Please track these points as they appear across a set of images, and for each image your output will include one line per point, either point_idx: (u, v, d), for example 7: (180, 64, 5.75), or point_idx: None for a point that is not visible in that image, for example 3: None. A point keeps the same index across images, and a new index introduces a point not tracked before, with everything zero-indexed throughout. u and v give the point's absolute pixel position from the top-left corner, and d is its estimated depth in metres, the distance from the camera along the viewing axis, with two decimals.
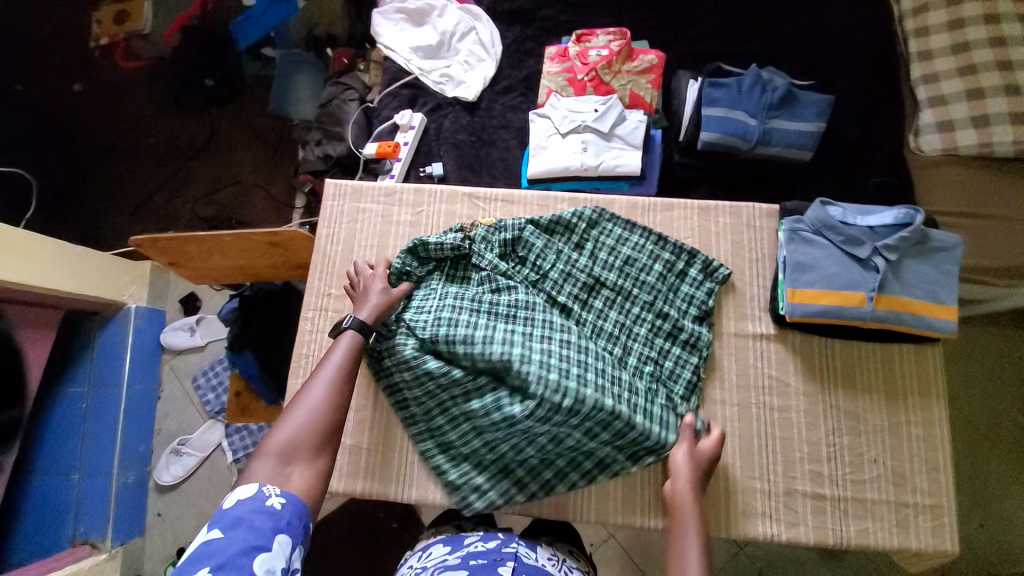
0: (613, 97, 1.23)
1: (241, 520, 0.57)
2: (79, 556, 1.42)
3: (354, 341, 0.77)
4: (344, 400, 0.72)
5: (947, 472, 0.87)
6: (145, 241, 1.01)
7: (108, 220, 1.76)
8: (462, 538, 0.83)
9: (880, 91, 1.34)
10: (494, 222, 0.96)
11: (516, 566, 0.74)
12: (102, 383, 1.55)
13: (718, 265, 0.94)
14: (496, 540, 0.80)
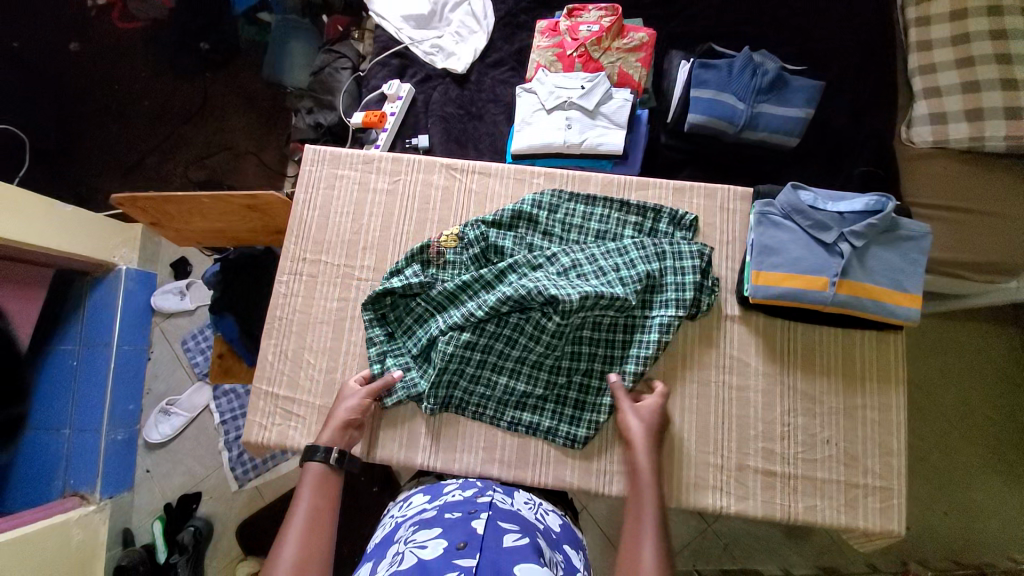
0: (601, 75, 1.22)
1: None
2: (68, 507, 1.46)
3: (324, 477, 0.75)
4: (319, 544, 0.68)
5: (899, 456, 0.89)
6: (126, 201, 1.03)
7: (100, 181, 1.77)
8: (441, 487, 0.86)
9: (874, 80, 1.32)
10: (459, 237, 0.95)
11: (489, 516, 0.72)
12: (93, 342, 1.59)
13: (685, 213, 0.96)
14: (474, 489, 0.82)
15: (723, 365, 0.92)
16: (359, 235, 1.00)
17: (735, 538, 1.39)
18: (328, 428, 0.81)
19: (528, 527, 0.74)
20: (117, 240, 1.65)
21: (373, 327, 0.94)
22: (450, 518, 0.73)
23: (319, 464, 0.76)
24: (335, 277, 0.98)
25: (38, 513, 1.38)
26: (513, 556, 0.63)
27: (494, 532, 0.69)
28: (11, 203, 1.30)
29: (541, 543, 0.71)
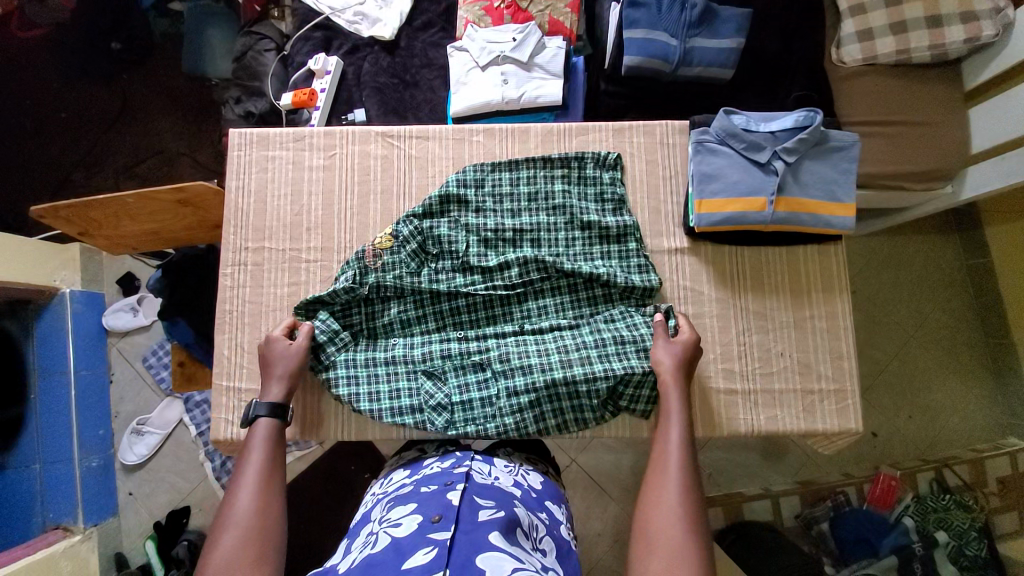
0: (531, 24, 1.19)
1: None
2: (52, 540, 1.43)
3: (269, 430, 0.75)
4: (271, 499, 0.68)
5: (849, 358, 0.95)
6: (46, 211, 0.97)
7: (26, 202, 1.66)
8: (421, 460, 0.84)
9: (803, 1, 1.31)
10: (392, 241, 0.93)
11: (466, 487, 0.73)
12: (49, 372, 1.53)
13: (608, 154, 0.96)
14: (453, 459, 0.82)
15: (678, 297, 0.95)
16: (300, 216, 0.97)
17: (720, 468, 1.46)
18: (273, 383, 0.80)
19: (504, 493, 0.75)
20: (57, 261, 1.56)
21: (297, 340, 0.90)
22: (426, 492, 0.73)
23: (270, 418, 0.76)
24: (282, 262, 0.95)
25: (22, 550, 1.34)
26: (487, 528, 0.64)
27: (470, 503, 0.69)
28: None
29: (518, 509, 0.71)
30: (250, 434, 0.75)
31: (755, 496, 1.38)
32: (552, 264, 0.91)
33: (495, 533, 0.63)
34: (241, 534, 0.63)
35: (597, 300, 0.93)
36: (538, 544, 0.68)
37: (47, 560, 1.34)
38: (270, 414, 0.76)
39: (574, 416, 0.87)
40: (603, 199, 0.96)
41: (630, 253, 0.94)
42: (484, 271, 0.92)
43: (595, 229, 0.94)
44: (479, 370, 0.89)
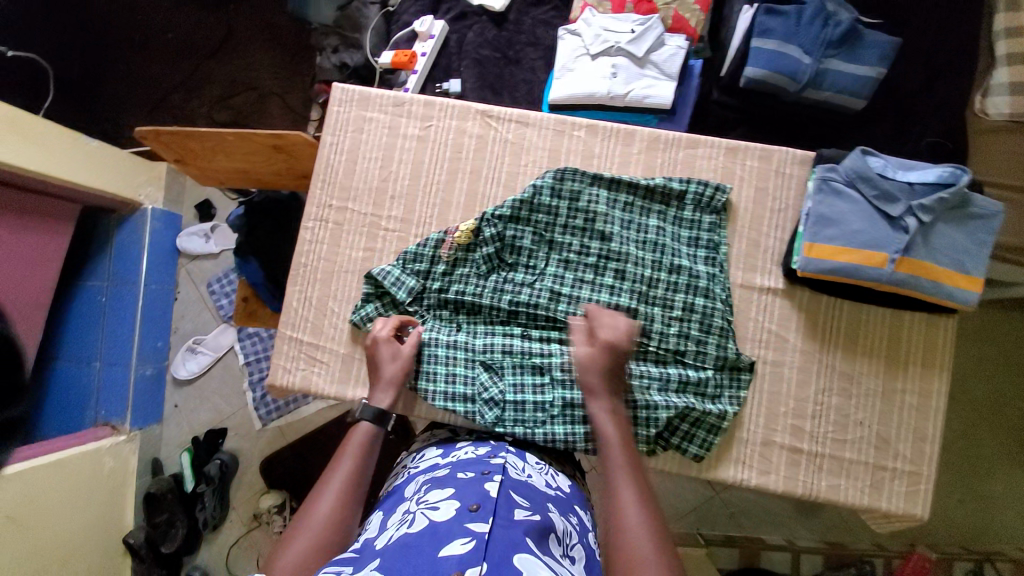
0: (654, 17, 1.11)
1: None
2: (100, 434, 1.54)
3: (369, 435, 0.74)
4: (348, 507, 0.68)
5: (934, 443, 0.87)
6: (149, 134, 1.00)
7: (127, 116, 1.74)
8: (455, 442, 0.84)
9: (958, 40, 1.16)
10: (470, 237, 0.89)
11: (503, 480, 0.70)
12: (121, 280, 1.62)
13: (717, 190, 0.88)
14: (487, 447, 0.80)
15: (761, 340, 0.88)
16: (387, 183, 0.96)
17: (744, 510, 1.42)
18: (379, 387, 0.80)
19: (540, 495, 0.72)
20: (142, 178, 1.65)
21: (367, 305, 0.91)
22: (463, 480, 0.71)
23: (371, 424, 0.75)
24: (362, 226, 0.95)
25: (73, 440, 1.46)
26: (523, 527, 0.61)
27: (508, 499, 0.66)
28: (24, 128, 1.25)
29: (552, 512, 0.69)
30: (350, 433, 0.74)
31: (775, 546, 1.31)
32: (626, 308, 0.87)
33: (532, 536, 0.61)
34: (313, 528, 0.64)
35: (666, 358, 0.87)
36: (569, 551, 0.65)
37: (92, 451, 1.46)
38: (371, 419, 0.76)
39: (625, 440, 0.83)
40: (696, 243, 0.89)
41: (714, 311, 0.87)
42: (557, 296, 0.88)
43: (685, 275, 0.87)
44: (537, 373, 0.87)
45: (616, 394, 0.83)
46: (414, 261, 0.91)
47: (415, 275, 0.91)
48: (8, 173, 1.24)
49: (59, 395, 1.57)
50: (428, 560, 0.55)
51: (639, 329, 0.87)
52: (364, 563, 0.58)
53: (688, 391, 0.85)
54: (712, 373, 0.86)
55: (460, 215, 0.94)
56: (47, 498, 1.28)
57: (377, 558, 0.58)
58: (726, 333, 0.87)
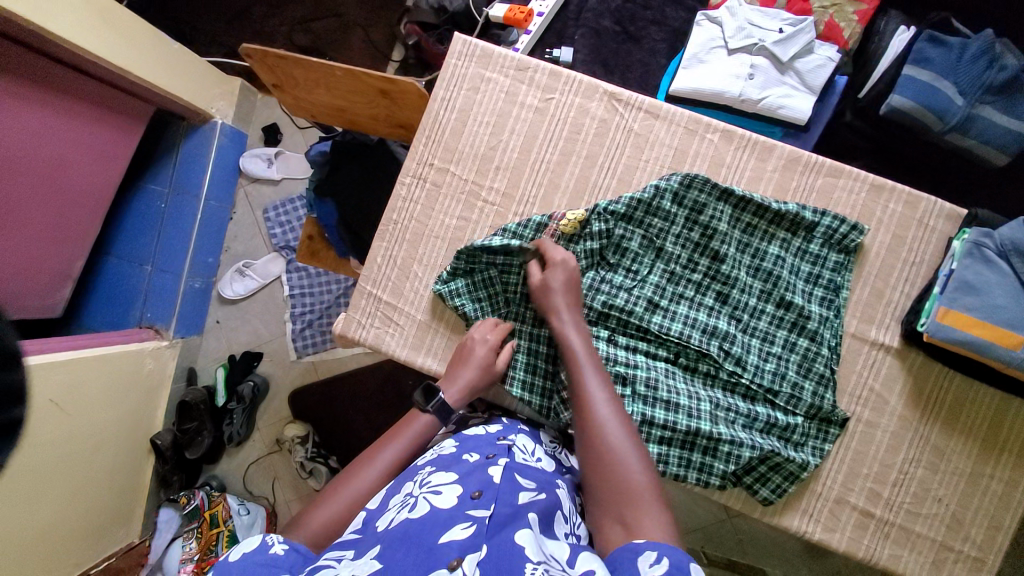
0: (809, 20, 1.01)
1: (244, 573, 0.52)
2: (144, 337, 1.51)
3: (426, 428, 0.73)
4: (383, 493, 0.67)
5: (1007, 533, 0.81)
6: (257, 53, 0.95)
7: (203, 21, 1.62)
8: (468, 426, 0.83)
9: None
10: (578, 228, 0.84)
11: (508, 461, 0.64)
12: (182, 189, 1.56)
13: (854, 230, 0.82)
14: (498, 426, 0.75)
15: (859, 395, 0.83)
16: (494, 153, 0.90)
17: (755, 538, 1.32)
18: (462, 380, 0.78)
19: (547, 477, 0.67)
20: (217, 91, 1.55)
21: (456, 279, 0.87)
22: (467, 462, 0.64)
23: (430, 416, 0.74)
24: (460, 192, 0.91)
25: (117, 337, 1.43)
26: (526, 509, 0.56)
27: (511, 481, 0.60)
28: (114, 19, 1.16)
29: (560, 491, 0.64)
30: (406, 419, 0.74)
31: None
32: (724, 333, 0.82)
33: (536, 515, 0.55)
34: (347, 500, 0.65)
35: (755, 394, 0.82)
36: (574, 528, 0.61)
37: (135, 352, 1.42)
38: (436, 412, 0.75)
39: (698, 468, 0.79)
40: (815, 281, 0.83)
41: (819, 356, 0.81)
42: (654, 306, 0.83)
43: (797, 315, 0.82)
44: (618, 383, 0.80)
45: (701, 423, 0.78)
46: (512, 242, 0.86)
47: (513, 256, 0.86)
48: (93, 65, 1.15)
49: (106, 292, 1.53)
50: (427, 549, 0.49)
51: (734, 357, 0.81)
52: (365, 548, 0.52)
53: (775, 432, 0.80)
54: (804, 420, 0.81)
55: (567, 200, 0.89)
56: (90, 404, 1.25)
57: (377, 545, 0.51)
58: (829, 382, 0.82)
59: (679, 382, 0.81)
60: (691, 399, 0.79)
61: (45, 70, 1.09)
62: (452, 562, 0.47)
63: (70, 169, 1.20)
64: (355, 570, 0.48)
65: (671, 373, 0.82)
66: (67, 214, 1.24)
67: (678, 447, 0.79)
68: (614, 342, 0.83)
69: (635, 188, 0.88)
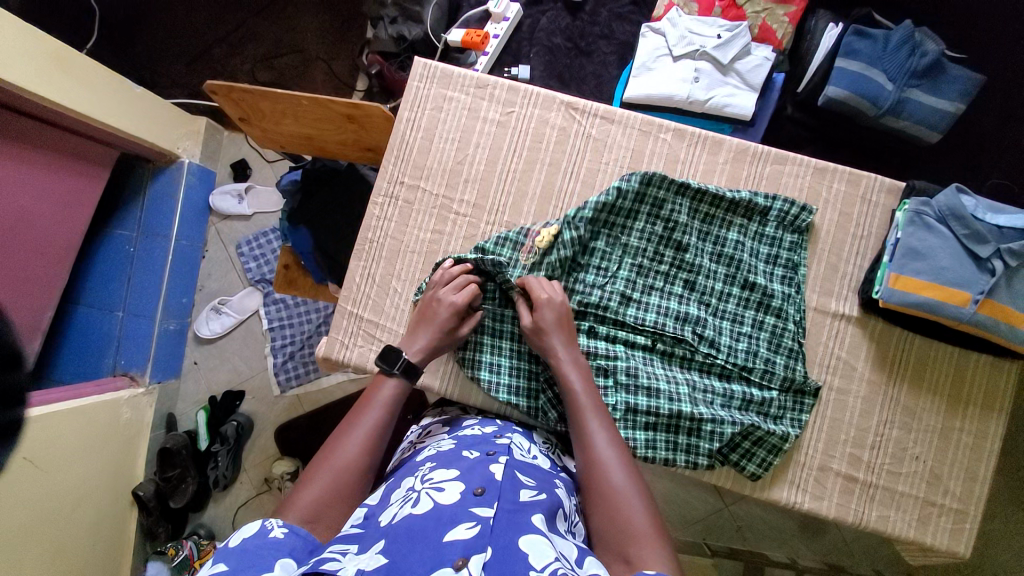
0: (744, 24, 1.09)
1: (248, 554, 0.53)
2: (119, 385, 1.47)
3: (399, 389, 0.75)
4: (370, 457, 0.68)
5: (984, 483, 0.86)
6: (221, 89, 0.97)
7: (163, 65, 1.63)
8: (459, 422, 0.81)
9: None
10: (552, 240, 0.86)
11: (508, 461, 0.66)
12: (152, 232, 1.53)
13: (802, 212, 0.88)
14: (493, 427, 0.77)
15: (829, 365, 0.88)
16: (462, 166, 0.94)
17: (751, 524, 1.35)
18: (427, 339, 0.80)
19: (545, 474, 0.68)
20: (182, 132, 1.55)
21: None
22: (468, 459, 0.65)
23: (399, 378, 0.75)
24: (432, 207, 0.93)
25: (90, 387, 1.38)
26: (529, 510, 0.56)
27: (512, 481, 0.61)
28: (73, 68, 1.16)
29: (559, 490, 0.65)
30: (376, 386, 0.75)
31: (778, 562, 1.25)
32: (696, 318, 0.86)
33: (539, 517, 0.56)
34: (333, 472, 0.65)
35: (730, 372, 0.86)
36: (572, 527, 0.62)
37: (111, 401, 1.38)
38: (402, 373, 0.76)
39: (685, 450, 0.82)
40: (774, 262, 0.88)
41: (785, 333, 0.86)
42: (628, 300, 0.87)
43: (761, 296, 0.87)
44: (601, 375, 0.84)
45: (682, 405, 0.81)
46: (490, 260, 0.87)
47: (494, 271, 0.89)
48: (53, 112, 1.15)
49: (74, 343, 1.47)
50: (431, 545, 0.49)
51: (707, 340, 0.85)
52: (369, 542, 0.53)
53: (753, 409, 0.84)
54: (777, 393, 0.85)
55: (535, 208, 0.92)
56: (66, 458, 1.20)
57: (382, 539, 0.52)
58: (798, 355, 0.86)
59: (658, 368, 0.85)
60: (670, 384, 0.83)
61: (4, 121, 1.08)
62: (457, 562, 0.47)
63: (36, 218, 1.18)
64: (362, 565, 0.48)
65: (649, 360, 0.86)
66: (33, 264, 1.21)
67: (664, 432, 0.82)
68: (593, 339, 0.86)
69: (599, 189, 0.92)
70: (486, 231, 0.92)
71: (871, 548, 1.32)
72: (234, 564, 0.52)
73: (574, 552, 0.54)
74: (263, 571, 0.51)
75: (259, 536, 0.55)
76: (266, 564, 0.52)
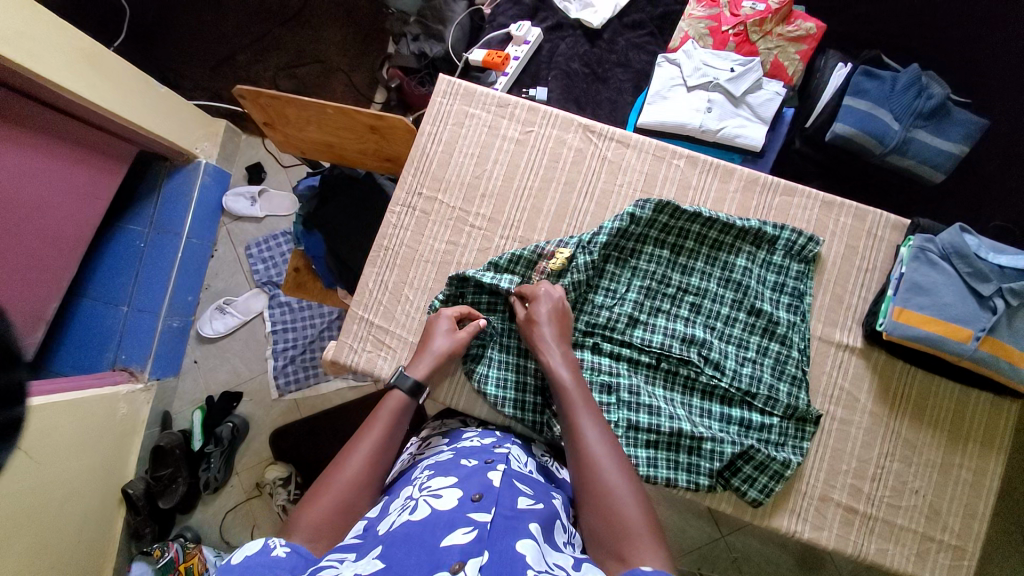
0: (756, 60, 1.13)
1: (247, 573, 0.51)
2: (118, 379, 1.46)
3: (401, 406, 0.73)
4: (371, 478, 0.66)
5: (983, 521, 0.86)
6: (250, 94, 1.00)
7: (189, 68, 1.67)
8: (459, 433, 0.81)
9: None
10: (567, 263, 0.86)
11: (506, 469, 0.65)
12: (164, 228, 1.55)
13: (810, 242, 0.90)
14: (492, 438, 0.77)
15: (831, 395, 0.89)
16: (479, 180, 0.96)
17: (748, 556, 1.33)
18: (423, 361, 0.78)
19: (542, 484, 0.68)
20: (202, 133, 1.59)
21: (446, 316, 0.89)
22: (467, 466, 0.65)
23: (405, 394, 0.74)
24: (447, 218, 0.95)
25: (89, 380, 1.38)
26: (526, 518, 0.56)
27: (511, 488, 0.61)
28: (103, 64, 1.20)
29: (556, 501, 0.65)
30: (380, 401, 0.73)
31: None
32: (701, 340, 0.87)
33: (536, 526, 0.56)
34: (335, 496, 0.63)
35: (733, 396, 0.86)
36: (570, 538, 0.61)
37: (109, 396, 1.37)
38: (407, 390, 0.74)
39: (686, 469, 0.82)
40: (781, 290, 0.90)
41: (789, 360, 0.87)
42: (635, 321, 0.88)
43: (767, 322, 0.88)
44: (604, 392, 0.85)
45: (682, 423, 0.82)
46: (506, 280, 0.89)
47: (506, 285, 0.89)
48: (78, 107, 1.18)
49: (78, 335, 1.47)
50: (428, 551, 0.49)
51: (712, 362, 0.86)
52: (367, 550, 0.53)
53: (753, 434, 0.85)
54: (780, 420, 0.86)
55: (548, 225, 0.95)
56: (59, 450, 1.19)
57: (379, 545, 0.52)
58: (801, 383, 0.87)
59: (658, 388, 0.87)
60: (670, 404, 0.85)
61: (28, 112, 1.12)
62: (454, 566, 0.47)
63: (51, 208, 1.20)
64: (359, 569, 0.49)
65: (652, 380, 0.87)
66: (45, 254, 1.22)
67: (666, 450, 0.83)
68: (599, 357, 0.87)
69: (612, 210, 0.94)
70: (499, 245, 0.94)
71: None
72: None
73: (570, 561, 0.54)
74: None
75: (260, 555, 0.54)
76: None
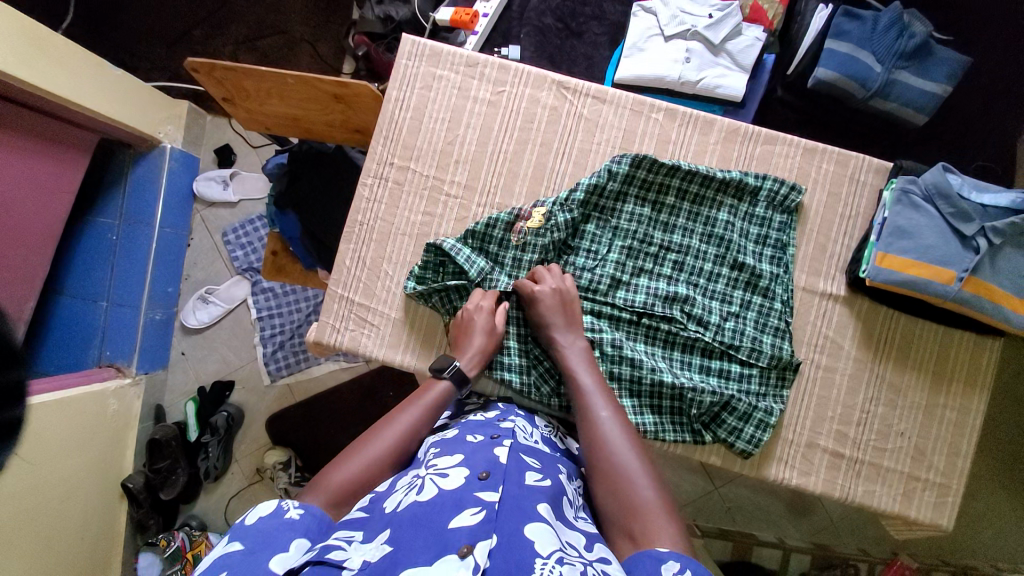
0: (734, 4, 1.09)
1: (266, 540, 0.51)
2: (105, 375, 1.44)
3: (444, 395, 0.72)
4: (395, 458, 0.65)
5: (966, 457, 0.88)
6: (202, 67, 0.95)
7: (143, 47, 1.57)
8: (463, 410, 0.81)
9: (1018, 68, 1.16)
10: (543, 221, 0.86)
11: (512, 444, 0.65)
12: (135, 219, 1.49)
13: (792, 191, 0.88)
14: (496, 411, 0.76)
15: (816, 344, 0.89)
16: (452, 147, 0.93)
17: (743, 506, 1.36)
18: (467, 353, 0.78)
19: (549, 457, 0.67)
20: (164, 116, 1.50)
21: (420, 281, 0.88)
22: (472, 443, 0.64)
23: (450, 384, 0.74)
24: (422, 189, 0.92)
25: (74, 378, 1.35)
26: (534, 497, 0.55)
27: (518, 463, 0.61)
28: (52, 49, 1.12)
29: (562, 476, 0.64)
30: (424, 388, 0.72)
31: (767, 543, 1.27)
32: (684, 297, 0.86)
33: (545, 506, 0.55)
34: (361, 463, 0.62)
35: (717, 351, 0.86)
36: (579, 512, 0.61)
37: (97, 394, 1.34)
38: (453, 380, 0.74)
39: (672, 422, 0.84)
40: (764, 242, 0.89)
41: (773, 312, 0.87)
42: (617, 283, 0.87)
43: (751, 275, 0.87)
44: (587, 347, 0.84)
45: (664, 376, 0.82)
46: (482, 239, 0.88)
47: (482, 255, 0.88)
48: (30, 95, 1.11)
49: (57, 334, 1.43)
50: (435, 532, 0.49)
51: (696, 318, 0.86)
52: (374, 532, 0.52)
53: (738, 386, 0.85)
54: (761, 368, 0.86)
55: (526, 189, 0.92)
56: (52, 451, 1.17)
57: (386, 528, 0.51)
58: (785, 334, 0.87)
59: (640, 345, 0.86)
60: (653, 360, 0.85)
61: None
62: (462, 549, 0.47)
63: (15, 207, 1.14)
64: (367, 554, 0.48)
65: (634, 338, 0.87)
66: (15, 254, 1.18)
67: (649, 404, 0.84)
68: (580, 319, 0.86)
69: (590, 170, 0.92)
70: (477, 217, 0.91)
71: (856, 527, 1.34)
72: (249, 544, 0.51)
73: (582, 540, 0.54)
74: (275, 553, 0.50)
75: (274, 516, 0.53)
76: (279, 544, 0.51)
